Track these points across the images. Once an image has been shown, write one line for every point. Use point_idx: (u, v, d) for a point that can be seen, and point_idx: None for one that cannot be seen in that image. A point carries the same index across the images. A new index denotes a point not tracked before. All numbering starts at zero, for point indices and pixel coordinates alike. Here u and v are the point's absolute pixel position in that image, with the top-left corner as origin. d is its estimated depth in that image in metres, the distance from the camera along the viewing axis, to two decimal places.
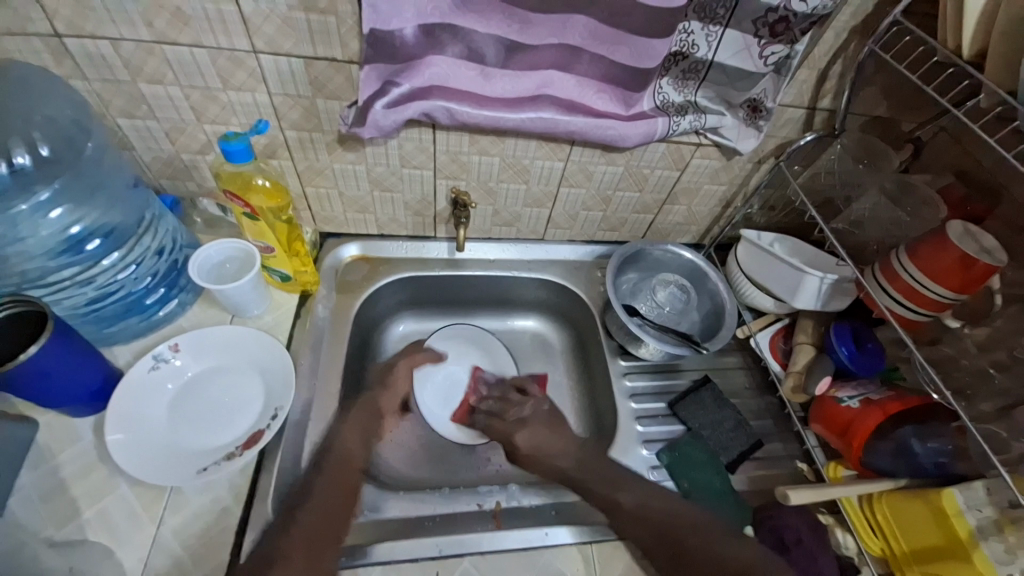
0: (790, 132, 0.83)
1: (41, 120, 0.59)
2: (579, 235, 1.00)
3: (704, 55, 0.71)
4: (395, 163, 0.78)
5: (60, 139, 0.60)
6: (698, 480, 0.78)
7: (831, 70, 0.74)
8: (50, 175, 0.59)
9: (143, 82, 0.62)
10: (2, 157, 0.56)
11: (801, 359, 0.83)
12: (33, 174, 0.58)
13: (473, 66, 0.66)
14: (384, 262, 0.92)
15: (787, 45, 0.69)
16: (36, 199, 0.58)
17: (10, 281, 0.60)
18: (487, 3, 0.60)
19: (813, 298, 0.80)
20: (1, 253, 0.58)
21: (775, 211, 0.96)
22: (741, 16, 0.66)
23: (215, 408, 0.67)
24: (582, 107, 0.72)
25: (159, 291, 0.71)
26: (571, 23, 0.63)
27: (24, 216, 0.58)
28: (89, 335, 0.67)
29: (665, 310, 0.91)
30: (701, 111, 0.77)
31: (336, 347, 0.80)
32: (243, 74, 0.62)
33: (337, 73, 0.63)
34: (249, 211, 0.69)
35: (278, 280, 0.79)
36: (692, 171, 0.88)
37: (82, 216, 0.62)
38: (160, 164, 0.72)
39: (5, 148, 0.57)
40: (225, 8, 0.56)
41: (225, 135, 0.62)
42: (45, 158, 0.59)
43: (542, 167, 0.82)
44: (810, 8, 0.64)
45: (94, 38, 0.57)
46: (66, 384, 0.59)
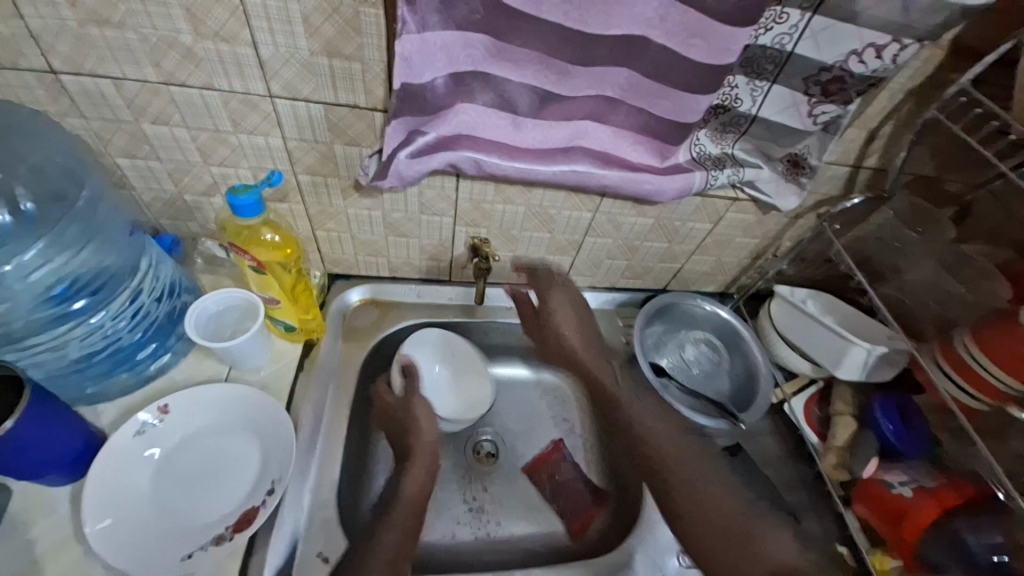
0: (831, 190, 0.78)
1: (25, 172, 0.54)
2: (600, 283, 0.94)
3: (746, 109, 0.67)
4: (414, 209, 0.73)
5: (45, 190, 0.55)
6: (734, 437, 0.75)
7: (880, 130, 0.70)
8: (29, 235, 0.54)
9: (147, 122, 0.57)
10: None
11: (842, 433, 0.77)
12: (8, 233, 0.53)
13: (503, 115, 0.61)
14: (395, 307, 0.87)
15: (839, 105, 0.64)
16: (20, 259, 0.53)
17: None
18: (524, 52, 0.54)
19: (858, 368, 0.76)
20: None
21: (805, 262, 0.87)
22: (792, 71, 0.62)
23: (206, 475, 0.61)
24: (617, 159, 0.67)
25: (151, 345, 0.65)
26: (610, 76, 0.58)
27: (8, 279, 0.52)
28: (70, 394, 0.61)
29: (693, 370, 0.87)
30: (738, 164, 0.72)
31: (340, 406, 0.74)
32: (256, 118, 0.57)
33: (358, 119, 0.58)
34: (255, 266, 0.64)
35: (282, 330, 0.72)
36: (725, 224, 0.83)
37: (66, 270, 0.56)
38: (161, 205, 0.67)
39: None
40: (241, 51, 0.51)
41: (233, 187, 0.57)
42: (25, 212, 0.54)
43: (568, 217, 0.78)
44: (870, 69, 0.60)
45: (94, 76, 0.52)
46: (42, 455, 0.53)
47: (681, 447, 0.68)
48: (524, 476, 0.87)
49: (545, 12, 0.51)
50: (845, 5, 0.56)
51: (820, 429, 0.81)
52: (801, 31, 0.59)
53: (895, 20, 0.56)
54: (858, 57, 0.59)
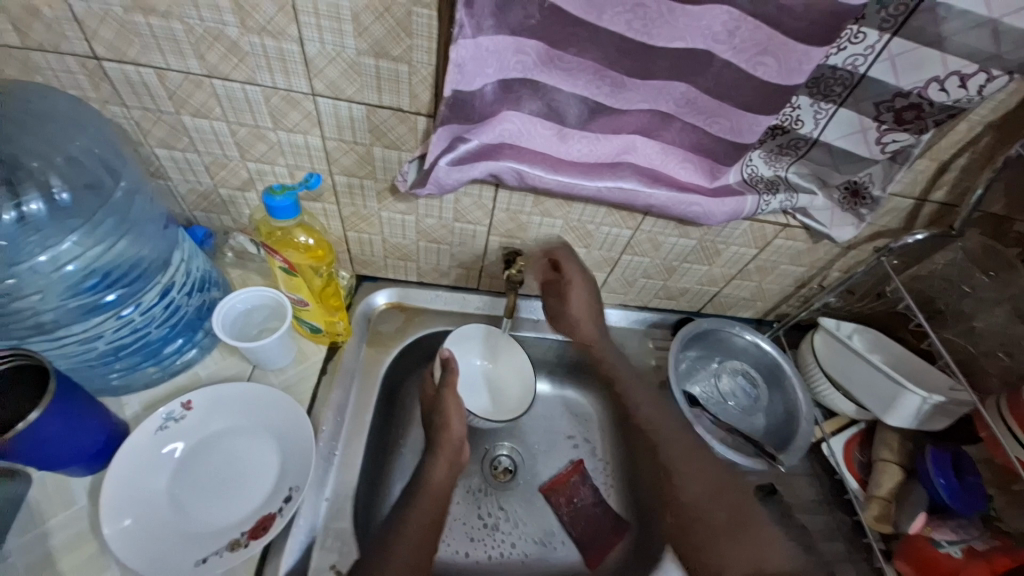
0: (890, 222, 0.73)
1: (62, 162, 0.54)
2: (631, 301, 0.91)
3: (807, 132, 0.62)
4: (448, 216, 0.70)
5: (80, 180, 0.54)
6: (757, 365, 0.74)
7: (953, 162, 0.65)
8: (63, 225, 0.53)
9: (187, 115, 0.56)
10: (10, 201, 0.51)
11: (888, 482, 0.72)
12: (43, 223, 0.52)
13: (549, 126, 0.58)
14: (420, 312, 0.84)
15: (913, 134, 0.59)
16: (58, 250, 0.53)
17: (17, 334, 0.54)
18: (578, 61, 0.51)
19: (910, 417, 0.71)
20: (10, 307, 0.53)
21: (855, 296, 0.82)
22: (862, 95, 0.58)
23: (224, 476, 0.60)
24: (665, 177, 0.64)
25: (178, 340, 0.65)
26: (667, 90, 0.54)
27: (43, 269, 0.52)
28: (94, 386, 0.61)
29: (728, 403, 0.83)
30: (792, 189, 0.68)
31: (361, 413, 0.72)
32: (297, 116, 0.56)
33: (400, 123, 0.56)
34: (286, 267, 0.63)
35: (308, 331, 0.72)
36: (772, 251, 0.79)
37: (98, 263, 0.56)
38: (195, 197, 0.66)
39: (16, 194, 0.51)
40: (287, 47, 0.49)
41: (271, 188, 0.56)
42: (63, 203, 0.53)
43: (607, 233, 0.74)
44: (952, 98, 0.55)
45: (137, 65, 0.51)
46: (65, 448, 0.53)
47: (687, 450, 0.68)
48: (541, 497, 0.83)
49: (606, 21, 0.48)
50: (932, 28, 0.51)
51: (861, 475, 0.77)
52: (877, 53, 0.54)
53: (985, 50, 0.51)
54: (940, 85, 0.55)
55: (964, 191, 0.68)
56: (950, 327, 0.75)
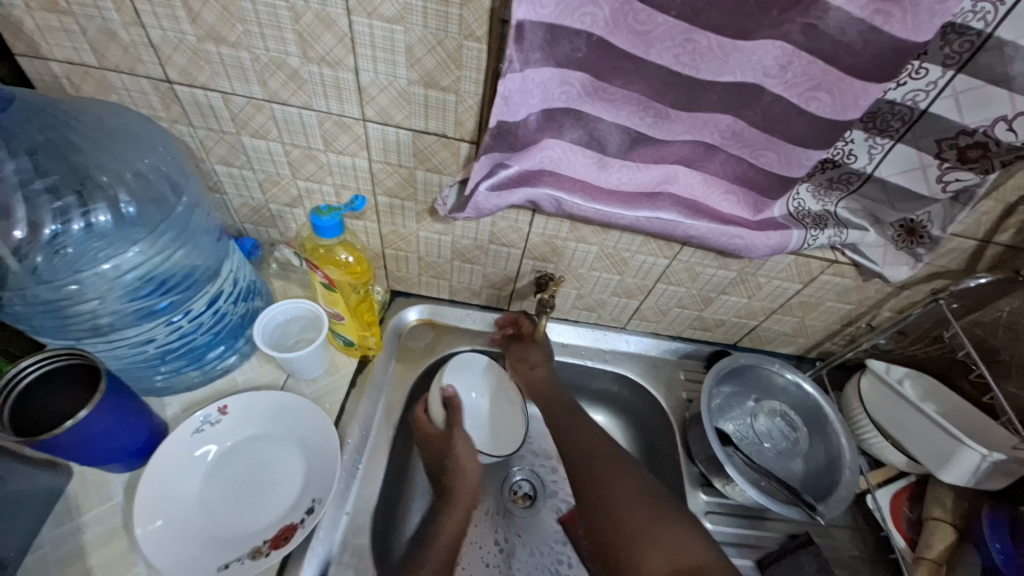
0: (949, 263, 0.69)
1: (130, 178, 0.57)
2: (665, 330, 0.88)
3: (861, 166, 0.60)
4: (484, 238, 0.71)
5: (143, 193, 0.58)
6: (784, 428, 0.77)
7: (1022, 205, 0.61)
8: (126, 235, 0.56)
9: (246, 135, 0.59)
10: (79, 211, 0.55)
11: (937, 544, 0.67)
12: (109, 233, 0.55)
13: (590, 154, 0.58)
14: (451, 330, 0.85)
15: (979, 174, 0.56)
16: (121, 258, 0.56)
17: (75, 334, 0.57)
18: (623, 93, 0.51)
19: (967, 473, 0.66)
20: (71, 310, 0.55)
21: (907, 338, 0.78)
22: (922, 131, 0.55)
23: (253, 482, 0.62)
24: (705, 209, 0.63)
25: (220, 346, 0.68)
26: (713, 122, 0.54)
27: (105, 275, 0.55)
28: (141, 385, 0.65)
29: (764, 445, 0.79)
30: (841, 225, 0.65)
31: (386, 428, 0.73)
32: (346, 139, 0.58)
33: (443, 148, 0.58)
34: (327, 283, 0.65)
35: (342, 343, 0.74)
36: (817, 287, 0.75)
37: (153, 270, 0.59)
38: (247, 210, 0.70)
39: (87, 205, 0.55)
40: (342, 76, 0.52)
41: (319, 208, 0.58)
42: (127, 215, 0.57)
43: (643, 261, 0.73)
44: (1021, 139, 0.52)
45: (205, 89, 0.55)
46: (110, 444, 0.56)
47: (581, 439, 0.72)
48: (560, 526, 0.82)
49: (653, 55, 0.48)
50: (1003, 67, 0.49)
51: (910, 533, 0.72)
52: (939, 90, 0.52)
53: None
54: (1007, 124, 0.51)
55: None
56: (1014, 379, 0.70)
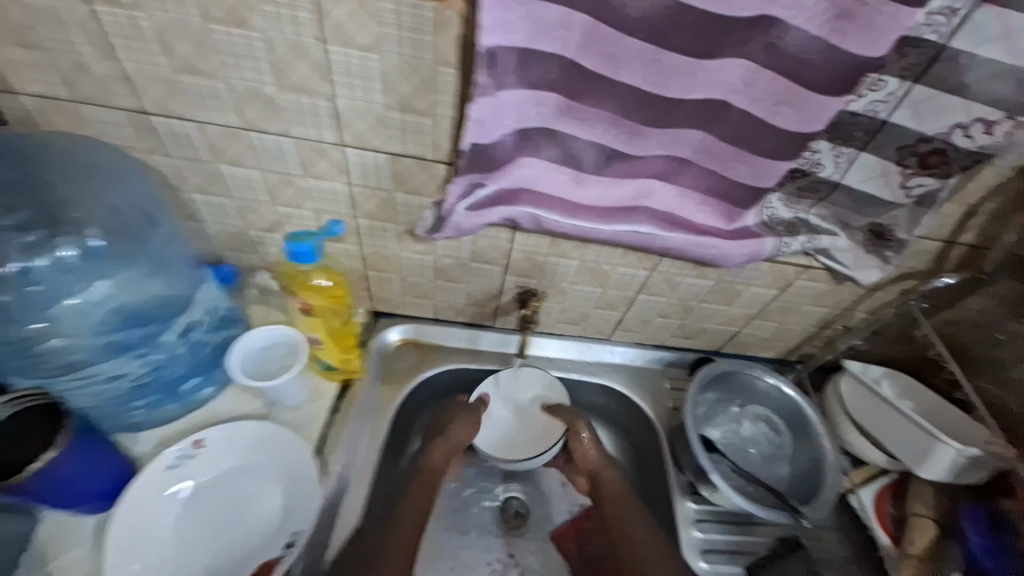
0: (917, 265, 0.72)
1: (102, 211, 0.56)
2: (649, 340, 0.89)
3: (828, 175, 0.62)
4: (465, 256, 0.71)
5: (116, 226, 0.57)
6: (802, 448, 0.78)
7: (981, 207, 0.64)
8: (94, 270, 0.54)
9: (223, 163, 0.58)
10: (46, 249, 0.52)
11: (920, 540, 0.69)
12: (77, 269, 0.54)
13: (567, 171, 0.59)
14: (436, 350, 0.85)
15: (939, 179, 0.59)
16: (91, 293, 0.54)
17: (48, 373, 0.56)
18: (596, 112, 0.53)
19: (943, 469, 0.68)
20: (45, 348, 0.54)
21: (882, 338, 0.80)
22: (884, 140, 0.57)
23: (228, 516, 0.63)
24: (681, 221, 0.64)
25: (195, 376, 0.67)
26: (685, 138, 0.55)
27: (75, 311, 0.54)
28: (115, 421, 0.63)
29: (749, 450, 0.81)
30: (814, 231, 0.66)
31: (371, 455, 0.73)
32: (324, 164, 0.58)
33: (422, 171, 0.58)
34: (306, 309, 0.69)
35: (322, 367, 0.73)
36: (793, 292, 0.77)
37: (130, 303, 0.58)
38: (226, 238, 0.68)
39: (52, 242, 0.53)
40: (319, 103, 0.52)
41: (295, 236, 0.63)
42: (95, 248, 0.55)
43: (624, 274, 0.74)
44: (977, 145, 0.55)
45: (181, 119, 0.54)
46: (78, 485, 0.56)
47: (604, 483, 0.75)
48: (552, 543, 0.81)
49: (624, 75, 0.49)
50: (956, 77, 0.51)
51: (894, 530, 0.73)
52: (899, 100, 0.54)
53: (1010, 97, 0.51)
54: (964, 130, 0.54)
55: (994, 236, 0.67)
56: (984, 374, 0.72)
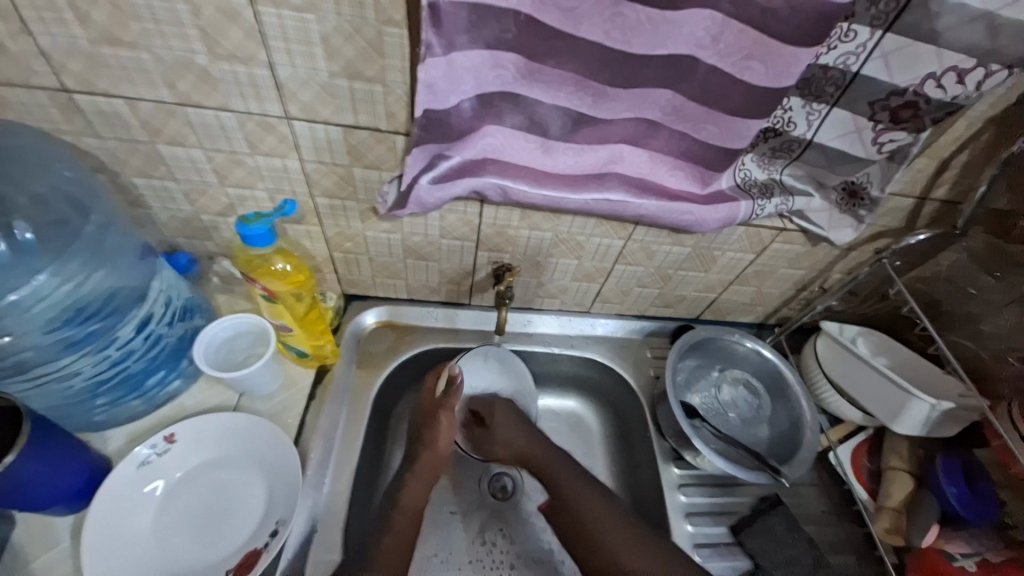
0: (891, 222, 0.71)
1: (28, 202, 0.52)
2: (628, 310, 0.88)
3: (800, 133, 0.60)
4: (434, 233, 0.69)
5: (47, 218, 0.53)
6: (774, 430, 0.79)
7: (954, 159, 0.63)
8: (30, 264, 0.52)
9: (162, 143, 0.55)
10: None
11: (897, 492, 0.71)
12: (7, 264, 0.51)
13: (533, 138, 0.56)
14: (412, 330, 0.83)
15: (911, 133, 0.57)
16: (32, 287, 0.52)
17: None
18: (558, 73, 0.50)
19: (919, 424, 0.69)
20: None
21: (857, 298, 0.80)
22: (855, 95, 0.56)
23: (207, 511, 0.61)
24: (655, 186, 0.62)
25: (160, 371, 0.64)
26: (652, 98, 0.53)
27: (16, 307, 0.51)
28: (77, 422, 0.61)
29: (729, 414, 0.81)
30: (788, 192, 0.65)
31: (351, 440, 0.71)
32: (273, 140, 0.54)
33: (378, 143, 0.55)
34: (267, 295, 0.63)
35: (294, 355, 0.71)
36: (769, 255, 0.76)
37: (68, 298, 0.54)
38: (177, 224, 0.65)
39: None
40: (257, 72, 0.48)
41: (245, 217, 0.57)
42: (26, 242, 0.52)
43: (598, 244, 0.73)
44: (950, 95, 0.53)
45: (108, 96, 0.50)
46: (52, 485, 0.53)
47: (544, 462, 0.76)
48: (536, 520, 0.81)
49: (584, 31, 0.46)
50: (927, 23, 0.49)
51: (870, 484, 0.75)
52: (869, 52, 0.52)
53: (982, 44, 0.49)
54: (936, 81, 0.52)
55: (968, 188, 0.66)
56: (957, 329, 0.73)
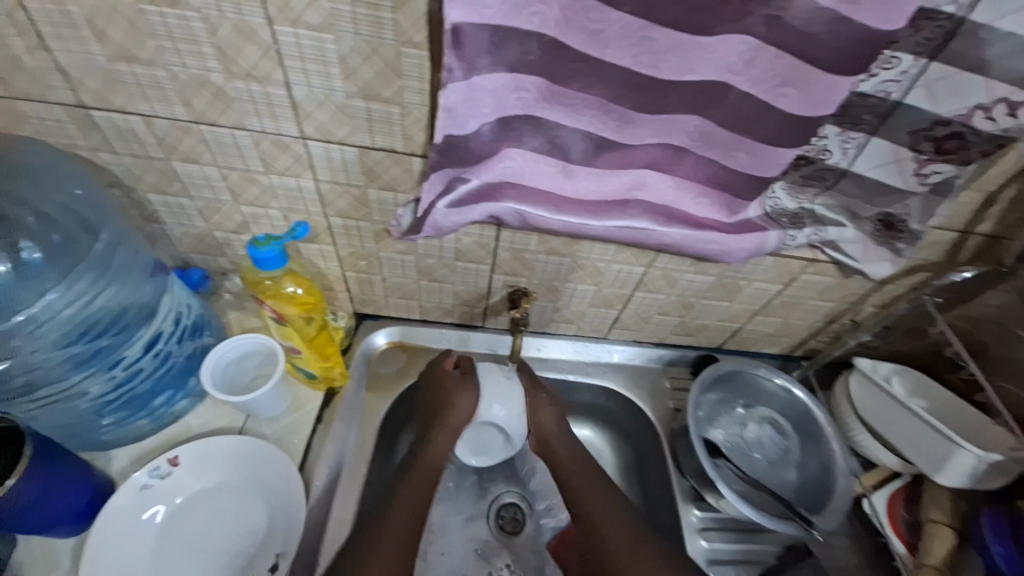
0: (930, 256, 0.67)
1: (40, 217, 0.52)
2: (646, 338, 0.85)
3: (835, 162, 0.57)
4: (449, 255, 0.67)
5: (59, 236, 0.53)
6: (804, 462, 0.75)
7: (1002, 193, 0.59)
8: (35, 284, 0.51)
9: (177, 160, 0.54)
10: None
11: (939, 548, 0.66)
12: (11, 285, 0.50)
13: (554, 162, 0.54)
14: (423, 352, 0.81)
15: (957, 166, 0.54)
16: (36, 308, 0.51)
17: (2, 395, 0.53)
18: (582, 97, 0.48)
19: (964, 476, 0.64)
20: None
21: (892, 334, 0.75)
22: (897, 123, 0.53)
23: (207, 540, 0.59)
24: (680, 214, 0.59)
25: (169, 390, 0.63)
26: (680, 124, 0.50)
27: (20, 330, 0.51)
28: (82, 441, 0.60)
29: (754, 455, 0.77)
30: (819, 222, 0.62)
31: (357, 466, 0.68)
32: (287, 159, 0.53)
33: (394, 164, 0.54)
34: (277, 317, 0.63)
35: (305, 376, 0.69)
36: (798, 286, 0.73)
37: (74, 318, 0.53)
38: (191, 239, 0.64)
39: None
40: (273, 91, 0.47)
41: (257, 239, 0.56)
42: (31, 262, 0.51)
43: (618, 270, 0.70)
44: (1001, 127, 0.50)
45: (124, 113, 0.50)
46: (52, 506, 0.52)
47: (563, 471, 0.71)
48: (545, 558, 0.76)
49: (610, 55, 0.44)
50: (976, 51, 0.46)
51: (909, 536, 0.69)
52: (912, 79, 0.49)
53: None
54: (985, 112, 0.49)
55: (1017, 223, 0.62)
56: (1004, 374, 0.68)
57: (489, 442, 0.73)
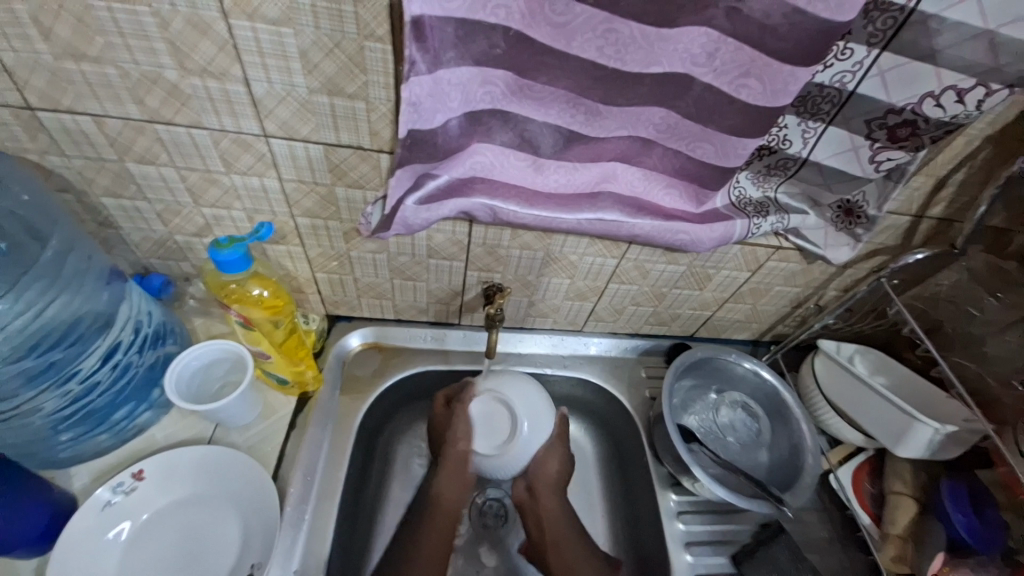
0: (887, 240, 0.70)
1: None
2: (622, 329, 0.86)
3: (796, 152, 0.59)
4: (422, 253, 0.66)
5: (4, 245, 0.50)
6: (776, 445, 0.77)
7: (951, 177, 0.62)
8: None
9: (131, 161, 0.52)
10: None
11: (901, 518, 0.69)
12: None
13: (524, 156, 0.54)
14: (399, 352, 0.80)
15: (909, 152, 0.56)
16: None
17: None
18: (550, 90, 0.48)
19: (922, 447, 0.68)
20: None
21: (854, 315, 0.78)
22: (851, 113, 0.55)
23: (177, 555, 0.57)
24: (649, 206, 0.60)
25: (129, 404, 0.61)
26: (646, 116, 0.51)
27: None
28: (39, 459, 0.57)
29: (727, 438, 0.79)
30: (783, 211, 0.64)
31: (333, 470, 0.68)
32: (249, 158, 0.52)
33: (362, 161, 0.53)
34: (242, 322, 0.61)
35: (275, 383, 0.68)
36: (765, 273, 0.75)
37: (26, 330, 0.51)
38: (150, 244, 0.62)
39: None
40: (231, 88, 0.46)
41: (217, 242, 0.54)
42: None
43: (591, 263, 0.70)
44: (948, 114, 0.52)
45: (73, 113, 0.47)
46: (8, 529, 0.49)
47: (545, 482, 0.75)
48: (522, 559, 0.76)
49: (575, 48, 0.44)
50: (925, 41, 0.48)
51: (874, 509, 0.73)
52: (866, 69, 0.51)
53: (983, 62, 0.48)
54: (935, 100, 0.51)
55: (965, 205, 0.65)
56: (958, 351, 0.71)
57: (495, 428, 0.71)
